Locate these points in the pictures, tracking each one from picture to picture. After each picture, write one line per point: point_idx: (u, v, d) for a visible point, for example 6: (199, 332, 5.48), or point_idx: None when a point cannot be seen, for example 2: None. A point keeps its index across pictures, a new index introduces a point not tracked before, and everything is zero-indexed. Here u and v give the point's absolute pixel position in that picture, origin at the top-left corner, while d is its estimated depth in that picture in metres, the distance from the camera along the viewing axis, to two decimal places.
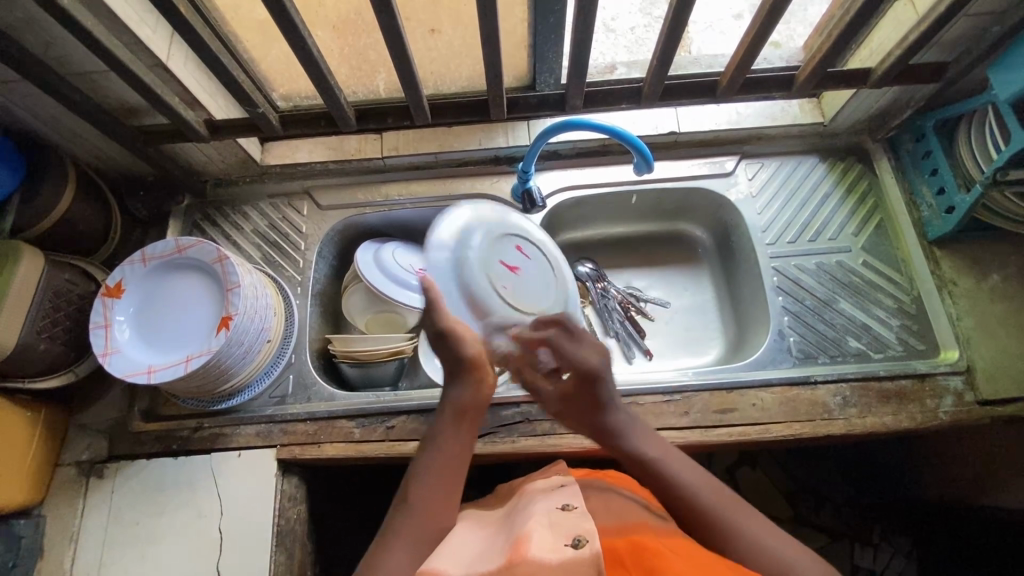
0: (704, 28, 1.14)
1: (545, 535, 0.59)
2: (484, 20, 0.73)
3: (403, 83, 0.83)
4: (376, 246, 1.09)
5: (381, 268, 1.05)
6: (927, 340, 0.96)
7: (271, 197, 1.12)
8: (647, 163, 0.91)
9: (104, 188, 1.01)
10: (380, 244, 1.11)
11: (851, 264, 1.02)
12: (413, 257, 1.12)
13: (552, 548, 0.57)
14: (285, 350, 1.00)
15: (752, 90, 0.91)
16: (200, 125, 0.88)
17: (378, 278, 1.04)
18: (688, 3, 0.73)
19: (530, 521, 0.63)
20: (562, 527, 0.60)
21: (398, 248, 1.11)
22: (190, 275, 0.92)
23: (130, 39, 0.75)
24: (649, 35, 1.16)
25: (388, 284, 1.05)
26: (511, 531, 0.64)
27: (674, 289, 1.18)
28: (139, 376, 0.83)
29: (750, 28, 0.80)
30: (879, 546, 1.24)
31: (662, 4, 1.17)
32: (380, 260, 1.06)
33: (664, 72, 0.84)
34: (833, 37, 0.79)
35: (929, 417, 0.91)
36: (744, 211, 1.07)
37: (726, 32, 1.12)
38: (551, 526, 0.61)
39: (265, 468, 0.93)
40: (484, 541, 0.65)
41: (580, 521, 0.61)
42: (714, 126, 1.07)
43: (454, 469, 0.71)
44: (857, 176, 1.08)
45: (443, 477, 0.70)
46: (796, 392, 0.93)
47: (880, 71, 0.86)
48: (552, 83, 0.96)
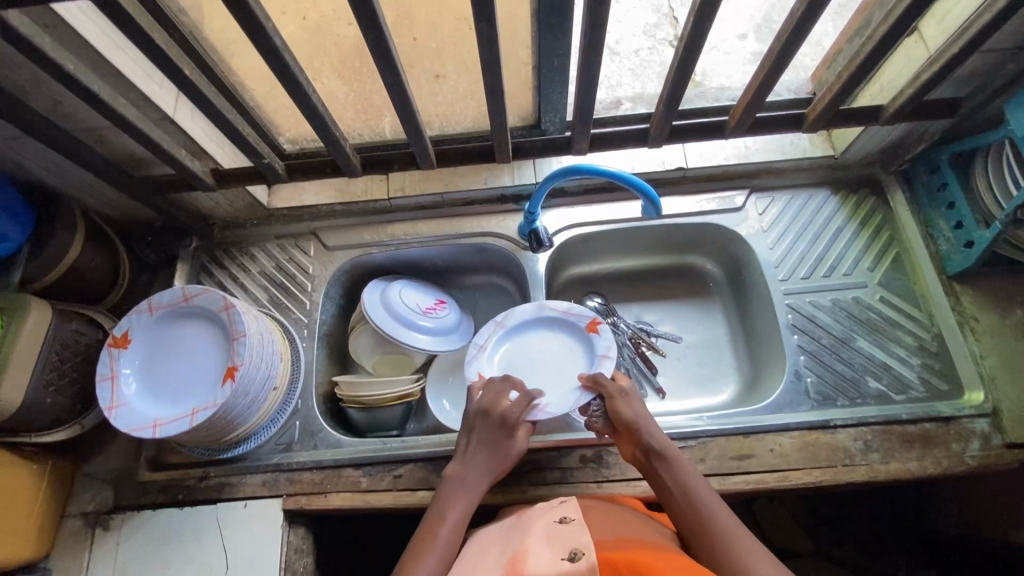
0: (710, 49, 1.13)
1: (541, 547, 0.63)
2: (488, 76, 0.72)
3: (408, 132, 0.83)
4: (381, 286, 1.08)
5: (392, 310, 1.04)
6: (950, 380, 0.93)
7: (279, 239, 1.12)
8: (654, 206, 0.90)
9: (111, 235, 1.01)
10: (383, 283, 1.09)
11: (868, 300, 1.00)
12: (421, 295, 1.11)
13: (550, 561, 0.59)
14: (292, 395, 0.99)
15: (763, 129, 0.89)
16: (206, 175, 0.88)
17: (390, 320, 1.03)
18: (695, 50, 0.72)
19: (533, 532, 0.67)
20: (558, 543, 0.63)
21: (403, 286, 1.10)
22: (199, 325, 0.91)
23: (136, 96, 0.75)
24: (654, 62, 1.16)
25: (399, 326, 1.03)
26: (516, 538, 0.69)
27: (685, 323, 1.15)
28: (144, 430, 0.82)
29: (758, 70, 0.78)
30: None
31: (667, 28, 1.19)
32: (387, 300, 1.05)
33: (671, 115, 0.83)
34: (844, 80, 0.78)
35: (955, 462, 0.87)
36: (755, 246, 1.05)
37: (730, 52, 1.12)
38: (550, 542, 0.64)
39: (271, 519, 0.91)
40: (487, 555, 0.67)
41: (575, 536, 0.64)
42: (722, 161, 1.06)
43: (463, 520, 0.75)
44: (871, 209, 1.06)
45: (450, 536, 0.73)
46: (816, 437, 0.90)
47: (892, 109, 0.84)
48: (558, 122, 0.94)
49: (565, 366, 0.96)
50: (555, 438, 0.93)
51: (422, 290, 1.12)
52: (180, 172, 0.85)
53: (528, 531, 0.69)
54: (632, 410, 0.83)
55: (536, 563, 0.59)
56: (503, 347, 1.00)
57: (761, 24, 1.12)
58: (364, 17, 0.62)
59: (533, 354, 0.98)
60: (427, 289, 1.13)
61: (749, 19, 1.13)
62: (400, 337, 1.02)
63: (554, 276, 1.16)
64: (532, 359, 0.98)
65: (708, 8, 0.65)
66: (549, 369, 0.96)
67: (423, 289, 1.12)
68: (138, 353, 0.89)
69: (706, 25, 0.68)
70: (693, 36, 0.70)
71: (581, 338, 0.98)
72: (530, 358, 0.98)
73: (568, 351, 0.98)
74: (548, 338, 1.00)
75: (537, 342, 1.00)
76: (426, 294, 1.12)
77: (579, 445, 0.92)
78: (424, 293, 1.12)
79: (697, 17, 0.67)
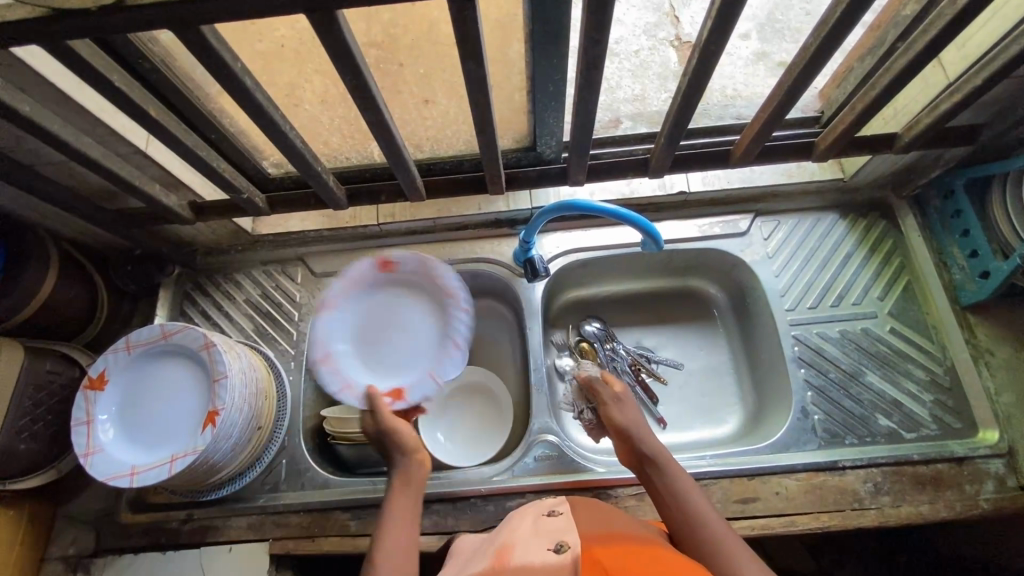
0: None
1: (530, 542, 0.60)
2: (478, 113, 0.67)
3: (395, 167, 0.79)
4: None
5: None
6: (963, 417, 0.90)
7: (264, 265, 1.08)
8: (655, 242, 0.86)
9: (88, 266, 0.97)
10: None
11: (878, 332, 0.96)
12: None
13: (535, 553, 0.57)
14: (278, 433, 0.95)
15: (769, 157, 0.84)
16: (183, 208, 0.85)
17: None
18: (698, 90, 0.67)
19: (520, 530, 0.65)
20: (548, 535, 0.61)
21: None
22: (180, 363, 0.87)
23: (105, 131, 0.71)
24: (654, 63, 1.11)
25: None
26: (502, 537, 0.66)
27: (687, 349, 1.11)
28: (121, 479, 0.78)
29: (767, 100, 0.73)
30: None
31: (668, 27, 1.14)
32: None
33: (675, 146, 0.78)
34: (856, 111, 0.73)
35: (968, 506, 0.84)
36: (761, 273, 1.01)
37: (733, 53, 1.07)
38: (537, 536, 0.61)
39: (256, 564, 0.88)
40: (470, 561, 0.64)
41: (565, 530, 0.61)
42: (726, 185, 1.01)
43: (413, 520, 0.72)
44: (881, 234, 1.01)
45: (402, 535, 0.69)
46: (823, 478, 0.86)
47: (909, 137, 0.79)
48: (554, 145, 0.90)
49: (426, 342, 0.89)
50: (552, 479, 0.90)
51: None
52: (155, 206, 0.81)
53: (518, 526, 0.66)
54: (625, 415, 0.80)
55: (520, 556, 0.57)
56: (361, 303, 0.91)
57: (764, 24, 1.08)
58: (341, 58, 0.57)
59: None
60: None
61: (751, 18, 1.08)
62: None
63: (550, 302, 1.12)
64: (377, 321, 0.91)
65: (714, 45, 0.60)
66: (388, 338, 0.90)
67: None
68: (119, 395, 0.85)
69: (711, 64, 0.63)
70: (697, 73, 0.64)
71: (431, 295, 0.91)
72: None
73: (410, 312, 0.91)
74: (393, 300, 0.92)
75: (361, 314, 0.91)
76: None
77: (576, 488, 0.89)
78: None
79: (701, 55, 0.62)
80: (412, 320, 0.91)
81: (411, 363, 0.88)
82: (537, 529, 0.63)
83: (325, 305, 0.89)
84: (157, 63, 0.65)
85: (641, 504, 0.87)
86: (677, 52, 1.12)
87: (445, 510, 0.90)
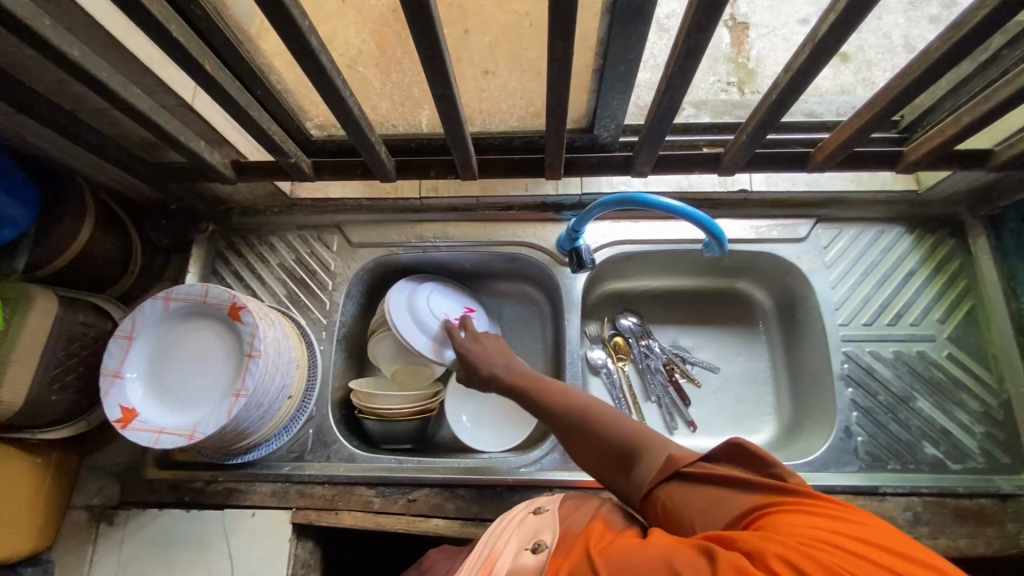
0: (766, 32, 1.01)
1: (511, 544, 0.58)
2: (552, 90, 0.63)
3: (452, 140, 0.75)
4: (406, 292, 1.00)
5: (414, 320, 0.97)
6: (1013, 453, 0.86)
7: (300, 229, 1.05)
8: (720, 244, 0.82)
9: (122, 216, 0.94)
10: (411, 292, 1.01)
11: (933, 355, 0.91)
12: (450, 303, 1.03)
13: (513, 557, 0.55)
14: (307, 403, 0.94)
15: (850, 164, 0.79)
16: (225, 166, 0.82)
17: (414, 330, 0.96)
18: (798, 88, 0.61)
19: (505, 529, 0.62)
20: (529, 534, 0.59)
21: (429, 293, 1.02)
22: (195, 331, 0.85)
23: (151, 79, 0.67)
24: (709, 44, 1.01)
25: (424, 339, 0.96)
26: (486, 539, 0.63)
27: (725, 353, 1.07)
28: (183, 439, 0.76)
29: (866, 105, 0.67)
30: None
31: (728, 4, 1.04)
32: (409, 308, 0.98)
33: (755, 146, 0.73)
34: (961, 123, 0.67)
35: (1009, 544, 0.81)
36: (816, 283, 0.96)
37: (790, 39, 1.00)
38: (518, 535, 0.59)
39: (279, 531, 0.88)
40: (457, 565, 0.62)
41: (545, 526, 0.59)
42: (791, 187, 0.95)
43: None
44: (948, 253, 0.96)
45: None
46: (860, 502, 0.84)
47: (1008, 156, 0.73)
48: (613, 128, 0.85)
49: (203, 348, 0.84)
50: (579, 476, 0.88)
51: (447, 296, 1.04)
52: (198, 163, 0.78)
53: (505, 526, 0.63)
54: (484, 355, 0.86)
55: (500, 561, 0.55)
56: (136, 375, 0.82)
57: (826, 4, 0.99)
58: (416, 19, 0.53)
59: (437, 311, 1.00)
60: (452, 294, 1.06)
61: (812, 2, 1.00)
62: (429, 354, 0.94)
63: (588, 291, 1.08)
64: (175, 366, 0.83)
65: (831, 42, 0.54)
66: (188, 369, 0.83)
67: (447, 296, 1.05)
68: (142, 377, 0.82)
69: (821, 62, 0.57)
70: (801, 71, 0.58)
71: (147, 336, 0.84)
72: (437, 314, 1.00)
73: (169, 347, 0.84)
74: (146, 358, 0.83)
75: (188, 333, 0.85)
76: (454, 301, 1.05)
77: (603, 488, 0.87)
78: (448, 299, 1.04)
79: (813, 52, 0.56)
80: (156, 367, 0.83)
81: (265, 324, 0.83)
82: (518, 530, 0.61)
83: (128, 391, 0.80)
84: (212, 11, 0.61)
85: None
86: (730, 33, 1.02)
87: (470, 496, 0.89)
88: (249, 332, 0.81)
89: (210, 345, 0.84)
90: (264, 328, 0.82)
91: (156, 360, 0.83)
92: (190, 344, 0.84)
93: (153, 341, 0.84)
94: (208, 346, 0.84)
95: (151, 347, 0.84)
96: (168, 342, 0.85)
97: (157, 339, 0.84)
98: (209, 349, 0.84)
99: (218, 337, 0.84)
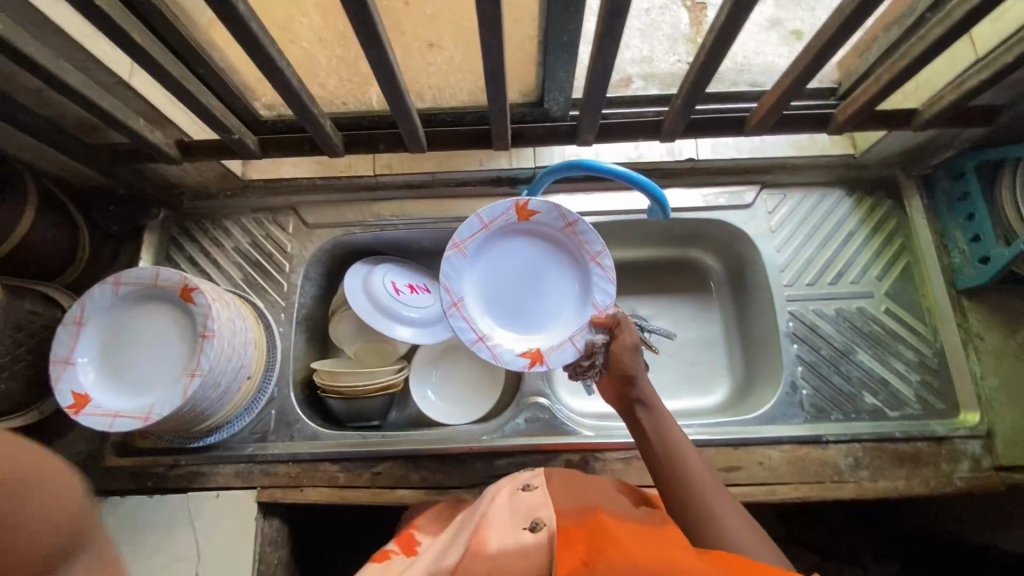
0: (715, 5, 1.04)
1: (507, 524, 0.60)
2: (487, 57, 0.64)
3: (396, 112, 0.76)
4: (542, 216, 0.87)
5: (546, 273, 0.89)
6: (947, 399, 0.91)
7: (254, 212, 1.04)
8: (663, 210, 0.85)
9: (66, 202, 0.92)
10: (525, 212, 0.87)
11: (872, 311, 0.96)
12: (484, 246, 0.88)
13: (510, 536, 0.58)
14: (267, 383, 0.94)
15: (784, 128, 0.82)
16: (169, 146, 0.81)
17: (569, 296, 0.89)
18: (723, 48, 0.64)
19: (496, 508, 0.64)
20: (521, 514, 0.62)
21: (503, 223, 0.87)
22: (146, 316, 0.84)
23: (83, 56, 0.67)
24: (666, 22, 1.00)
25: (589, 309, 0.87)
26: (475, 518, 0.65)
27: (681, 320, 1.11)
28: (139, 421, 0.76)
29: (792, 66, 0.70)
30: None
31: None
32: (564, 260, 0.90)
33: (691, 110, 0.76)
34: (881, 82, 0.71)
35: (943, 482, 0.86)
36: (762, 247, 1.00)
37: None
38: (512, 516, 0.62)
39: (245, 510, 0.89)
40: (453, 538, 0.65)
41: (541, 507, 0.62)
42: (735, 155, 1.00)
43: None
44: (886, 214, 1.00)
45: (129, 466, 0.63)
46: (806, 451, 0.88)
47: (928, 114, 0.78)
48: (562, 102, 0.85)
49: (156, 332, 0.83)
50: (539, 441, 0.90)
51: (483, 229, 0.86)
52: (140, 142, 0.77)
53: (495, 502, 0.67)
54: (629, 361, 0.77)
55: (496, 537, 0.58)
56: (88, 362, 0.81)
57: None
58: None
59: (509, 262, 0.89)
60: (471, 225, 0.86)
61: None
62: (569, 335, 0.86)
63: None
64: (129, 352, 0.82)
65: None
66: (142, 354, 0.82)
67: (481, 228, 0.86)
68: (94, 362, 0.81)
69: (739, 23, 0.59)
70: (723, 31, 0.61)
71: (97, 322, 0.82)
72: (507, 266, 0.89)
73: (123, 333, 0.83)
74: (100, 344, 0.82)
75: (141, 318, 0.84)
76: (474, 238, 0.87)
77: (563, 451, 0.90)
78: (484, 235, 0.87)
79: (732, 12, 0.58)
80: (110, 353, 0.82)
81: (219, 304, 0.82)
82: (512, 508, 0.64)
83: (81, 377, 0.79)
84: None
85: (627, 468, 0.88)
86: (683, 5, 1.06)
87: (434, 466, 0.90)
88: (204, 315, 0.81)
89: (165, 329, 0.83)
90: (217, 311, 0.81)
91: (109, 347, 0.82)
92: (143, 329, 0.83)
93: (104, 327, 0.83)
94: (162, 330, 0.83)
95: (105, 333, 0.83)
96: (120, 328, 0.83)
97: (108, 325, 0.83)
98: (164, 333, 0.83)
99: (172, 321, 0.83)
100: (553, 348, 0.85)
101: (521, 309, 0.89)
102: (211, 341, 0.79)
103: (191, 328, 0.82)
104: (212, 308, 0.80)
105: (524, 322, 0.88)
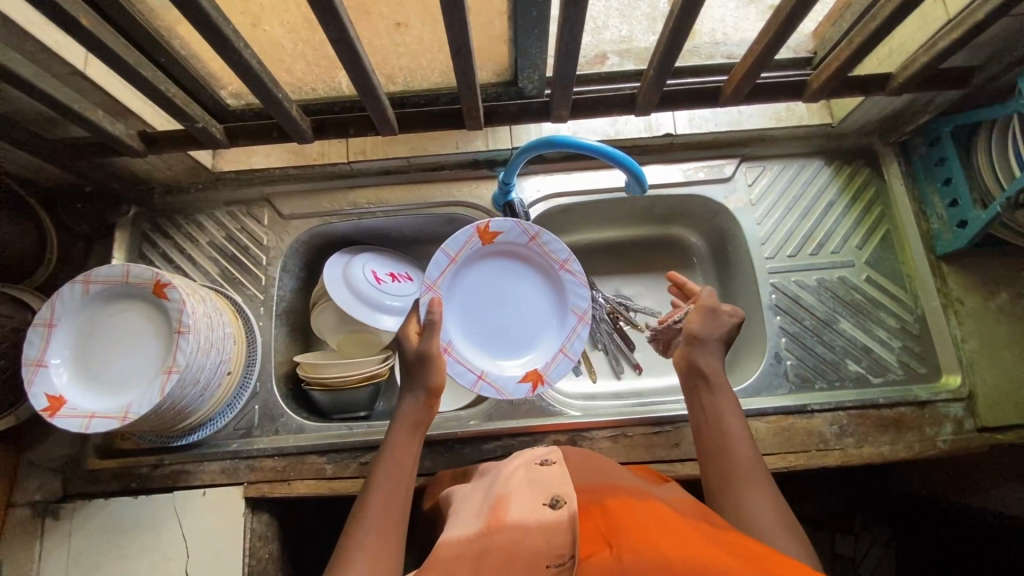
0: None
1: (519, 501, 0.58)
2: (452, 33, 0.62)
3: (363, 94, 0.74)
4: (505, 236, 0.90)
5: (519, 290, 0.94)
6: (929, 363, 0.92)
7: (228, 205, 1.02)
8: (641, 184, 0.84)
9: (31, 202, 0.90)
10: (487, 234, 0.89)
11: (854, 280, 0.96)
12: (456, 279, 0.90)
13: (530, 511, 0.56)
14: (249, 379, 0.93)
15: (759, 98, 0.82)
16: (132, 138, 0.79)
17: (548, 308, 0.94)
18: (692, 13, 0.62)
19: (506, 487, 0.63)
20: (537, 489, 0.60)
21: (469, 252, 0.90)
22: (122, 313, 0.82)
23: (33, 46, 0.64)
24: (644, 0, 0.95)
25: (571, 316, 0.93)
26: (481, 498, 0.63)
27: (665, 297, 1.10)
28: (116, 420, 0.74)
29: (762, 33, 0.69)
30: (860, 535, 1.17)
31: None
32: (536, 275, 0.94)
33: (663, 82, 0.75)
34: (855, 46, 0.70)
35: (927, 446, 0.87)
36: (742, 220, 0.99)
37: None
38: (526, 489, 0.60)
39: (232, 506, 0.88)
40: (459, 512, 0.63)
41: (557, 482, 0.60)
42: (713, 128, 0.97)
43: None
44: (864, 182, 1.00)
45: (401, 481, 0.67)
46: (792, 421, 0.88)
47: (902, 79, 0.77)
48: (536, 80, 0.84)
49: (132, 330, 0.81)
50: (526, 423, 0.90)
51: (451, 264, 0.88)
52: (102, 135, 0.75)
53: (507, 478, 0.65)
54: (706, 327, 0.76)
55: (516, 512, 0.56)
56: (63, 363, 0.79)
57: None
58: None
59: (483, 288, 0.92)
60: (438, 262, 0.87)
61: None
62: (560, 346, 0.92)
63: None
64: (106, 351, 0.81)
65: None
66: (118, 352, 0.81)
67: (449, 263, 0.88)
68: (68, 363, 0.79)
69: None
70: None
71: (72, 321, 0.81)
72: (482, 292, 0.92)
73: (98, 332, 0.82)
74: (77, 345, 0.80)
75: (117, 316, 0.82)
76: (444, 275, 0.89)
77: (550, 432, 0.90)
78: (453, 269, 0.89)
79: None
80: (87, 353, 0.80)
81: (193, 297, 0.80)
82: (529, 482, 0.62)
83: (55, 379, 0.77)
84: None
85: (615, 446, 0.88)
86: None
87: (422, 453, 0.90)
88: (179, 310, 0.78)
89: (141, 327, 0.81)
90: (192, 306, 0.79)
91: (86, 347, 0.81)
92: (119, 326, 0.82)
93: (80, 326, 0.81)
94: (138, 327, 0.81)
95: (80, 333, 0.81)
96: (96, 327, 0.82)
97: (83, 325, 0.81)
98: (141, 330, 0.81)
99: (148, 318, 0.81)
100: (549, 364, 0.91)
101: (506, 333, 0.93)
102: (188, 337, 0.77)
103: (168, 324, 0.80)
104: (186, 302, 0.78)
105: (511, 344, 0.92)
